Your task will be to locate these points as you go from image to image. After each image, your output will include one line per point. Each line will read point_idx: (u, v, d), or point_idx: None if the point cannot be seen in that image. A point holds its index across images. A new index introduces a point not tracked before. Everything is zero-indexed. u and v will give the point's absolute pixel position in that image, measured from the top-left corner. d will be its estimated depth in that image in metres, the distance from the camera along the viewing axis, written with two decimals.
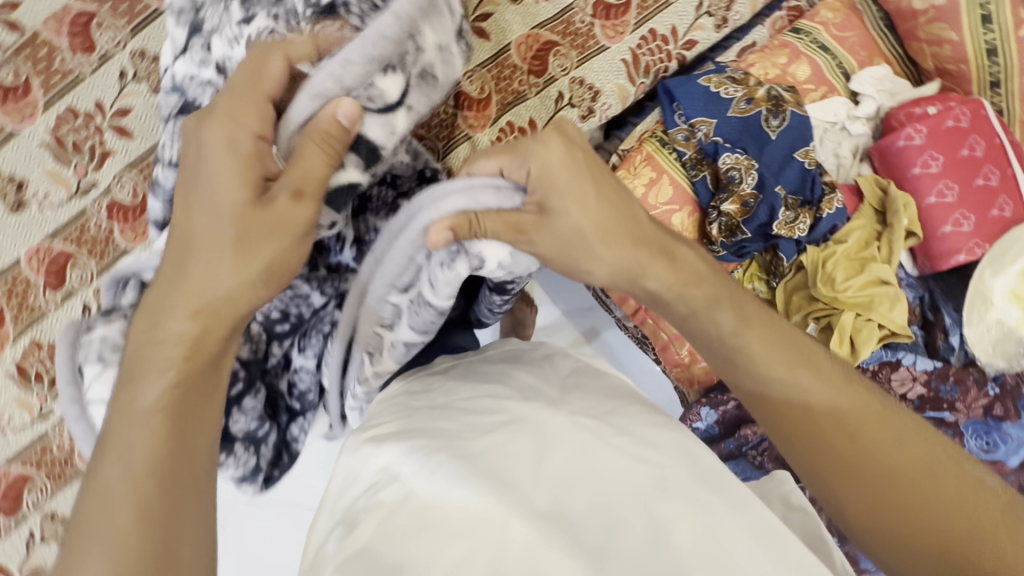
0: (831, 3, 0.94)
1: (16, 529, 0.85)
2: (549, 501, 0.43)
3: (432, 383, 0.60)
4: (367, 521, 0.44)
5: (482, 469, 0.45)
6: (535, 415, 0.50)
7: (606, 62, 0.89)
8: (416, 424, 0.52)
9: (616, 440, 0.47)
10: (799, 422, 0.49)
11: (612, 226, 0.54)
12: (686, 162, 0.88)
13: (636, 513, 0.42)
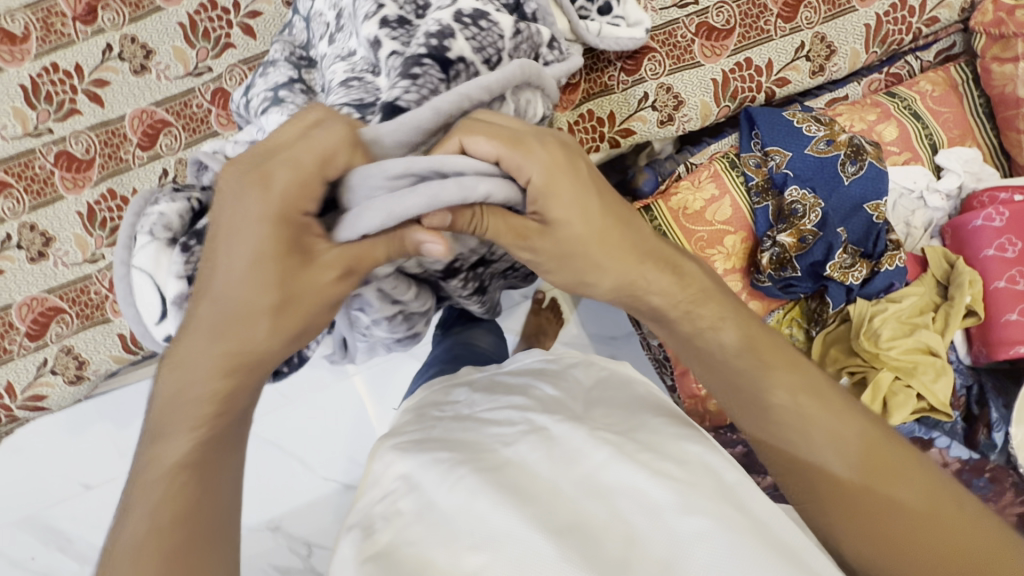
0: (933, 77, 0.94)
1: (33, 353, 0.88)
2: (568, 516, 0.44)
3: (457, 397, 0.65)
4: (386, 529, 0.46)
5: (502, 482, 0.47)
6: (553, 428, 0.52)
7: (697, 78, 0.92)
8: (436, 437, 0.56)
9: (634, 457, 0.48)
10: (809, 476, 0.51)
11: (612, 234, 0.53)
12: (751, 188, 0.88)
13: (655, 531, 0.43)
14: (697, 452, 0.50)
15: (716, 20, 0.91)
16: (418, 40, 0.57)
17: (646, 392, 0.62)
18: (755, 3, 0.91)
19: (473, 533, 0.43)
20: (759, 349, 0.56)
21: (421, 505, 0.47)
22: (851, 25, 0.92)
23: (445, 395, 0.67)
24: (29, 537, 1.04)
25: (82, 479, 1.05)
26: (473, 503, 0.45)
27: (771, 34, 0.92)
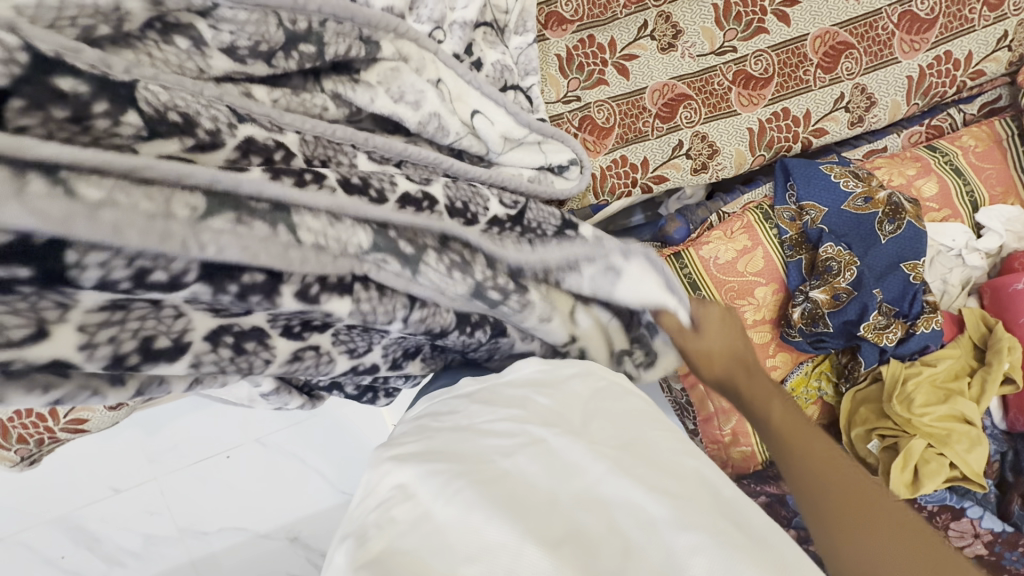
0: (976, 132, 0.93)
1: None
2: (563, 527, 0.40)
3: (456, 405, 0.56)
4: (378, 538, 0.42)
5: (501, 497, 0.42)
6: (552, 440, 0.47)
7: (732, 126, 0.92)
8: (434, 447, 0.50)
9: (633, 469, 0.44)
10: (824, 477, 0.49)
11: (733, 345, 0.65)
12: (785, 241, 0.88)
13: (650, 546, 0.39)
14: (691, 462, 0.46)
15: (755, 68, 0.92)
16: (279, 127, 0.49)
17: (644, 404, 0.54)
18: (794, 53, 0.92)
19: (468, 544, 0.39)
20: (795, 422, 0.56)
21: (417, 514, 0.43)
22: (892, 77, 0.91)
23: (444, 406, 0.58)
24: (62, 537, 1.07)
25: (112, 483, 1.10)
26: (469, 514, 0.41)
27: (810, 84, 0.92)
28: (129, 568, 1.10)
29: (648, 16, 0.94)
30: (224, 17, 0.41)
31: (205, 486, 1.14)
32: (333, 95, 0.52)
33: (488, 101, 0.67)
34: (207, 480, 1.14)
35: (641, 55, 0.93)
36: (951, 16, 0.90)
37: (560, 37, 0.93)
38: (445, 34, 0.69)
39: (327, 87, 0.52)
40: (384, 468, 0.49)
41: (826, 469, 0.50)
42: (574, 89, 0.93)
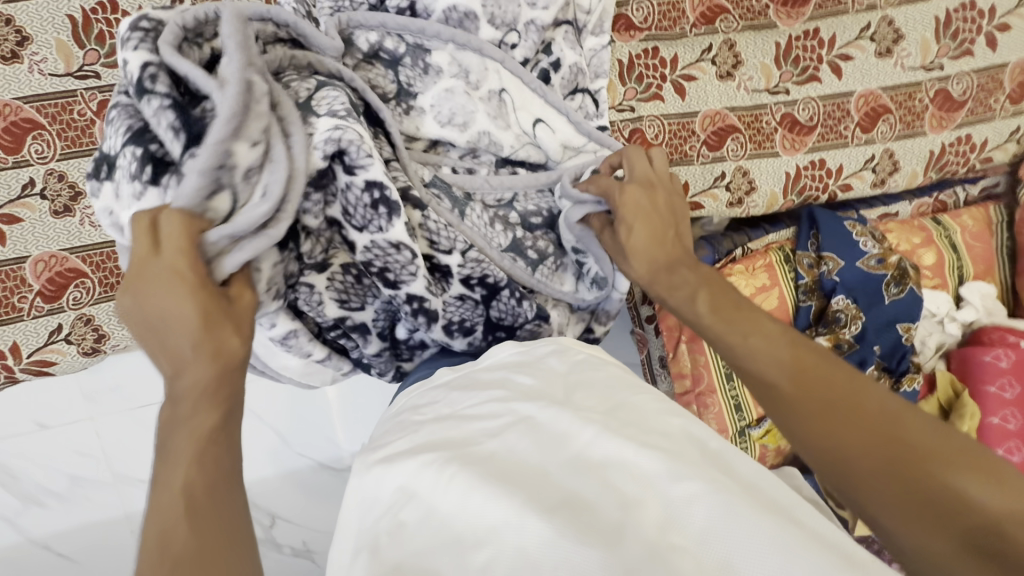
0: (974, 213, 1.01)
1: (46, 316, 0.82)
2: (560, 496, 0.44)
3: (436, 396, 0.62)
4: (390, 543, 0.45)
5: (496, 473, 0.46)
6: (538, 416, 0.51)
7: (773, 167, 0.95)
8: (434, 437, 0.54)
9: (621, 431, 0.48)
10: (759, 385, 0.57)
11: (659, 238, 0.74)
12: (800, 285, 0.93)
13: (649, 503, 0.42)
14: (674, 424, 0.50)
15: (802, 114, 0.95)
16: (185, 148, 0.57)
17: (622, 372, 0.59)
18: (839, 107, 0.95)
19: (474, 529, 0.42)
20: (728, 320, 0.63)
21: (423, 514, 0.45)
22: (918, 147, 0.98)
23: (424, 398, 0.64)
24: None
25: (38, 419, 0.97)
26: (470, 497, 0.44)
27: (848, 140, 0.96)
28: (50, 509, 1.03)
29: (714, 40, 0.93)
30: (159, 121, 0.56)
31: (149, 432, 1.04)
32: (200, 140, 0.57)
33: (553, 113, 0.82)
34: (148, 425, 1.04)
35: (699, 78, 0.94)
36: (978, 102, 0.97)
37: (626, 42, 0.91)
38: (520, 37, 0.79)
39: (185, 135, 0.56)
40: (367, 466, 0.54)
41: (756, 368, 0.58)
42: (629, 99, 0.93)
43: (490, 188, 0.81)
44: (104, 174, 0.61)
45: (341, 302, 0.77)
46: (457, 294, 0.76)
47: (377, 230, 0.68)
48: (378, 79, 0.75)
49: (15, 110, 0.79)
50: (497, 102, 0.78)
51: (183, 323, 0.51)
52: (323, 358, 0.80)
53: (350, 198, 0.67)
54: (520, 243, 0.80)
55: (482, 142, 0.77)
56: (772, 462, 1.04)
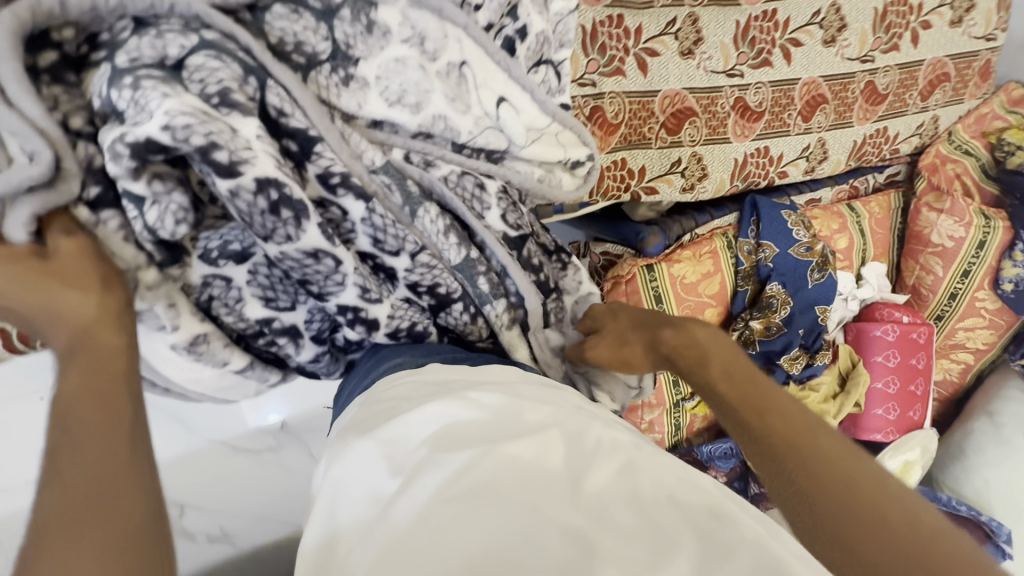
0: (879, 200, 1.12)
1: None
2: (585, 522, 0.36)
3: (436, 389, 0.48)
4: (372, 546, 0.35)
5: (515, 488, 0.38)
6: (573, 424, 0.43)
7: (723, 153, 0.95)
8: (445, 423, 0.43)
9: (653, 462, 0.41)
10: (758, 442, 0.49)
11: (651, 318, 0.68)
12: (739, 271, 0.98)
13: (679, 536, 0.36)
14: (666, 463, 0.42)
15: (753, 99, 0.95)
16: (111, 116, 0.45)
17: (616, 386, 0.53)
18: (785, 94, 0.96)
19: (480, 542, 0.34)
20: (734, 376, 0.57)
21: (418, 514, 0.36)
22: (844, 138, 1.03)
23: (421, 392, 0.48)
24: None
25: None
26: (478, 516, 0.36)
27: (790, 129, 0.99)
28: None
29: (679, 13, 0.87)
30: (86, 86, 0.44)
31: None
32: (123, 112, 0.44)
33: (516, 89, 0.68)
34: None
35: (661, 54, 0.88)
36: (896, 97, 1.04)
37: (591, 6, 0.82)
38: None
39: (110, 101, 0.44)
40: (353, 448, 0.43)
41: (758, 418, 0.51)
42: (591, 72, 0.85)
43: (447, 188, 0.63)
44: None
45: (266, 302, 0.57)
46: (403, 296, 0.62)
47: (284, 240, 0.51)
48: (304, 33, 0.54)
49: None
50: (456, 79, 0.63)
51: (27, 315, 0.42)
52: (242, 369, 0.60)
53: (238, 206, 0.48)
54: (473, 264, 0.64)
55: (436, 127, 0.62)
56: (700, 426, 1.15)
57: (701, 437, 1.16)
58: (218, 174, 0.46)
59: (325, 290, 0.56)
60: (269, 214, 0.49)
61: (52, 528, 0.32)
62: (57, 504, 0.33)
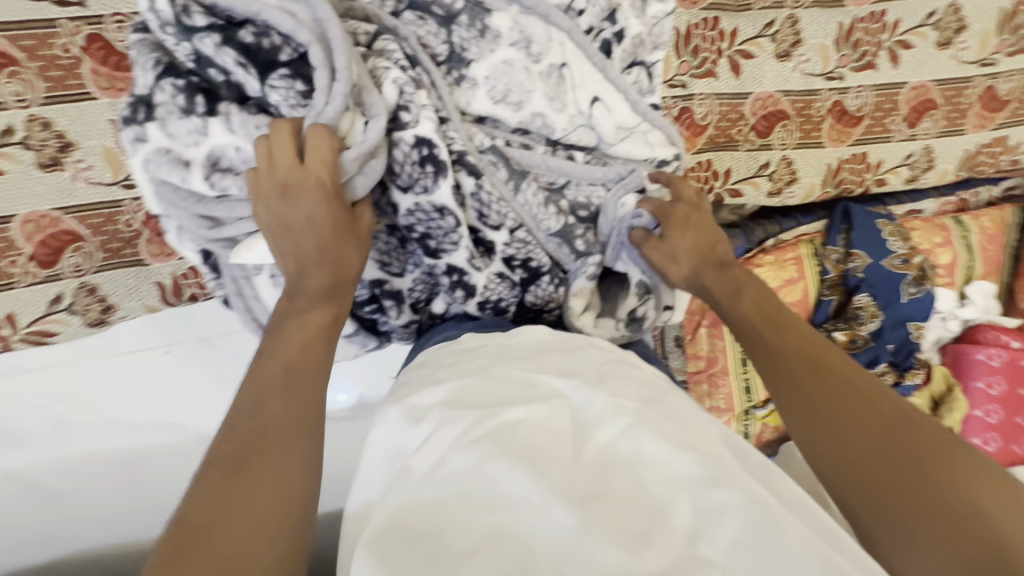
0: (993, 215, 1.04)
1: (44, 283, 0.74)
2: (586, 485, 0.38)
3: (461, 359, 0.53)
4: (394, 489, 0.40)
5: (517, 446, 0.40)
6: (575, 397, 0.45)
7: (816, 158, 0.93)
8: (457, 392, 0.47)
9: (656, 425, 0.42)
10: (777, 372, 0.55)
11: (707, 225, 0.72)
12: (825, 279, 0.96)
13: (676, 503, 0.37)
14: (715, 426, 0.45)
15: (852, 103, 0.92)
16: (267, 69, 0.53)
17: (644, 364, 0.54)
18: (889, 98, 0.92)
19: (484, 496, 0.38)
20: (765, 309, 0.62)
21: (431, 466, 0.40)
22: (954, 146, 0.97)
23: (483, 353, 0.54)
24: None
25: None
26: (488, 466, 0.39)
27: (892, 135, 0.94)
28: None
29: (778, 16, 0.87)
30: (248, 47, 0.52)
31: None
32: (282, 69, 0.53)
33: (610, 89, 0.72)
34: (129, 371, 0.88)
35: (756, 56, 0.88)
36: (1020, 104, 0.97)
37: (687, 10, 0.83)
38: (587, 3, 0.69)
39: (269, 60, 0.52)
40: (384, 415, 0.49)
41: (779, 349, 0.57)
42: (682, 74, 0.86)
43: (547, 169, 0.69)
44: (143, 117, 0.53)
45: (381, 265, 0.66)
46: (497, 271, 0.67)
47: (422, 191, 0.61)
48: (429, 37, 0.62)
49: None
50: (557, 79, 0.68)
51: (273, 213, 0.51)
52: (350, 333, 0.69)
53: (397, 154, 0.59)
54: (571, 230, 0.70)
55: (533, 125, 0.67)
56: (770, 438, 1.11)
57: (770, 449, 1.13)
58: (397, 126, 0.58)
59: (437, 246, 0.64)
60: (419, 165, 0.59)
61: (210, 523, 0.38)
62: (217, 494, 0.39)
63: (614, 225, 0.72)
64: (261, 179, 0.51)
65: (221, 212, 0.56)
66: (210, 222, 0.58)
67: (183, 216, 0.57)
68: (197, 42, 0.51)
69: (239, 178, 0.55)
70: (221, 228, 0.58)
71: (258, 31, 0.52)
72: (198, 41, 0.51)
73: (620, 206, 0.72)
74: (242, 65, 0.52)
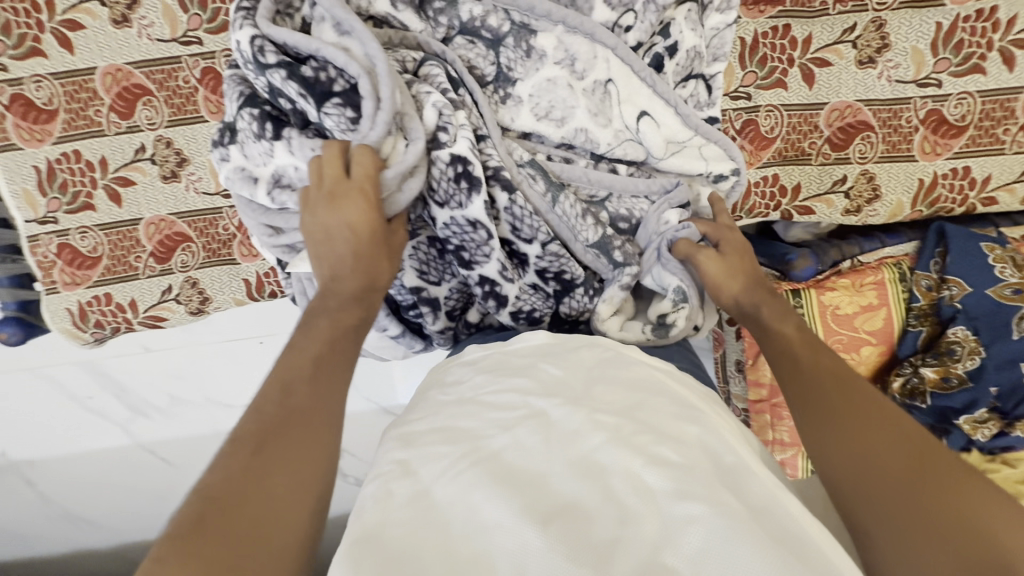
0: None
1: (159, 276, 0.89)
2: (565, 495, 0.40)
3: (461, 376, 0.57)
4: (374, 508, 0.42)
5: (500, 470, 0.43)
6: (553, 412, 0.47)
7: (905, 173, 0.84)
8: (439, 426, 0.49)
9: (632, 441, 0.43)
10: (801, 402, 0.55)
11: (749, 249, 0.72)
12: (913, 308, 0.86)
13: (645, 516, 0.38)
14: (692, 432, 0.45)
15: (952, 112, 0.82)
16: (317, 95, 0.58)
17: (649, 373, 0.54)
18: (1000, 105, 0.81)
19: (467, 521, 0.39)
20: (801, 334, 0.62)
21: (414, 492, 0.43)
22: None
23: (504, 363, 0.57)
24: (92, 381, 1.11)
25: (143, 343, 1.08)
26: (471, 493, 0.41)
27: (1004, 147, 0.83)
28: (154, 419, 1.18)
29: (860, 19, 0.80)
30: (306, 76, 0.58)
31: (235, 365, 1.13)
32: (333, 98, 0.58)
33: (660, 104, 0.71)
34: (232, 355, 1.11)
35: (833, 64, 0.82)
36: None
37: (753, 19, 0.80)
38: (637, 18, 0.68)
39: (320, 88, 0.58)
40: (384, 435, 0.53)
41: (811, 376, 0.56)
42: (747, 85, 0.82)
43: (587, 182, 0.70)
44: (228, 139, 0.64)
45: (420, 274, 0.71)
46: (531, 283, 0.70)
47: (457, 206, 0.64)
48: (477, 59, 0.66)
49: (127, 76, 0.81)
50: (601, 95, 0.69)
51: (316, 216, 0.57)
52: (397, 335, 0.75)
53: (434, 171, 0.63)
54: (609, 241, 0.70)
55: (577, 140, 0.69)
56: None
57: None
58: (436, 146, 0.62)
59: (471, 259, 0.67)
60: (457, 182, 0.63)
61: (219, 508, 0.39)
62: (231, 480, 0.41)
63: (654, 238, 0.73)
64: (311, 189, 0.57)
65: (281, 221, 0.66)
66: (272, 230, 0.67)
67: (252, 223, 0.67)
68: (269, 76, 0.58)
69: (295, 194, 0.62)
70: (280, 235, 0.67)
71: (318, 66, 0.58)
72: (270, 75, 0.58)
73: (662, 221, 0.73)
74: (304, 96, 0.58)
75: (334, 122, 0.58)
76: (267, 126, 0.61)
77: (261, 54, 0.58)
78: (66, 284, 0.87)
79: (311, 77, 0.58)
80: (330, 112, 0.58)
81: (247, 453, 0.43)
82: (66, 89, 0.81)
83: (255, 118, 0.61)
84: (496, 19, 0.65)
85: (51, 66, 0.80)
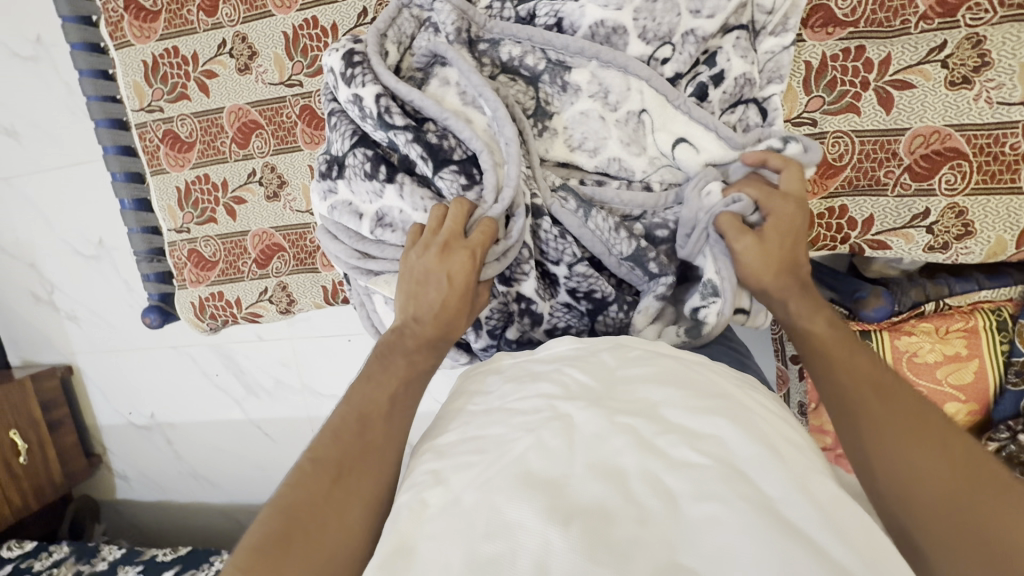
0: None
1: (259, 278, 1.05)
2: (591, 497, 0.40)
3: (488, 386, 0.57)
4: (409, 517, 0.43)
5: (526, 477, 0.42)
6: (578, 416, 0.46)
7: (1007, 206, 0.73)
8: (471, 435, 0.49)
9: (651, 446, 0.42)
10: (849, 405, 0.51)
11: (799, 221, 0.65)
12: (1012, 362, 0.74)
13: (668, 519, 0.38)
14: (716, 425, 0.43)
15: None
16: (433, 154, 0.66)
17: (680, 365, 0.52)
18: None
19: (489, 521, 0.39)
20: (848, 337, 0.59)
21: (447, 500, 0.43)
22: None
23: (520, 371, 0.57)
24: (217, 361, 1.35)
25: (257, 331, 1.29)
26: (494, 496, 0.41)
27: None
28: (261, 400, 1.38)
29: (951, 36, 0.72)
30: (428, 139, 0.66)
31: (322, 358, 1.28)
32: (452, 167, 0.66)
33: (699, 129, 0.69)
34: (325, 349, 1.26)
35: (918, 85, 0.74)
36: None
37: (819, 41, 0.76)
38: (674, 50, 0.69)
39: (437, 150, 0.66)
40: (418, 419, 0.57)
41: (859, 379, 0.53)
42: (812, 111, 0.78)
43: (620, 202, 0.71)
44: (336, 174, 0.71)
45: None
46: (564, 301, 0.73)
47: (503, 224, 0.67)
48: (519, 96, 0.71)
49: (246, 114, 0.99)
50: (635, 125, 0.70)
51: (423, 262, 0.62)
52: None
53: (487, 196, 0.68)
54: (644, 254, 0.69)
55: (611, 169, 0.71)
56: None
57: None
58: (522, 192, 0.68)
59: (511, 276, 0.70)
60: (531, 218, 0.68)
61: (300, 516, 0.46)
62: (310, 494, 0.47)
63: (699, 214, 0.68)
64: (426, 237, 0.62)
65: (374, 250, 0.70)
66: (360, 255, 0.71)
67: (342, 248, 0.71)
68: (393, 135, 0.66)
69: (395, 233, 0.69)
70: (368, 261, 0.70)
71: (442, 135, 0.67)
72: (394, 134, 0.66)
73: (703, 194, 0.68)
74: (424, 158, 0.66)
75: (450, 181, 0.66)
76: (379, 171, 0.68)
77: (389, 116, 0.66)
78: (193, 281, 1.08)
79: (429, 140, 0.66)
80: (445, 172, 0.66)
81: (327, 470, 0.49)
82: (201, 124, 1.01)
83: (363, 161, 0.69)
84: (535, 58, 0.69)
85: (193, 107, 1.00)
